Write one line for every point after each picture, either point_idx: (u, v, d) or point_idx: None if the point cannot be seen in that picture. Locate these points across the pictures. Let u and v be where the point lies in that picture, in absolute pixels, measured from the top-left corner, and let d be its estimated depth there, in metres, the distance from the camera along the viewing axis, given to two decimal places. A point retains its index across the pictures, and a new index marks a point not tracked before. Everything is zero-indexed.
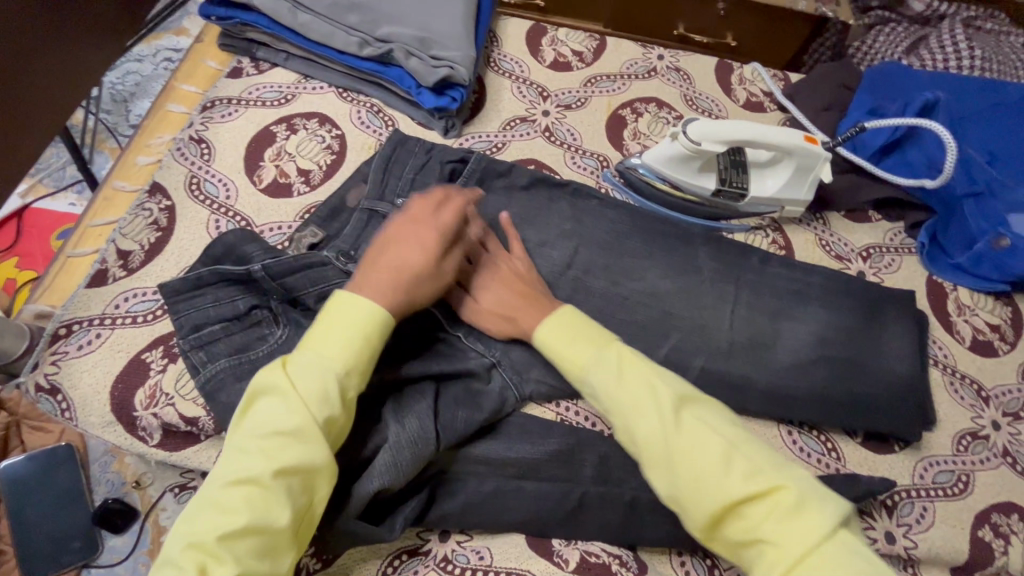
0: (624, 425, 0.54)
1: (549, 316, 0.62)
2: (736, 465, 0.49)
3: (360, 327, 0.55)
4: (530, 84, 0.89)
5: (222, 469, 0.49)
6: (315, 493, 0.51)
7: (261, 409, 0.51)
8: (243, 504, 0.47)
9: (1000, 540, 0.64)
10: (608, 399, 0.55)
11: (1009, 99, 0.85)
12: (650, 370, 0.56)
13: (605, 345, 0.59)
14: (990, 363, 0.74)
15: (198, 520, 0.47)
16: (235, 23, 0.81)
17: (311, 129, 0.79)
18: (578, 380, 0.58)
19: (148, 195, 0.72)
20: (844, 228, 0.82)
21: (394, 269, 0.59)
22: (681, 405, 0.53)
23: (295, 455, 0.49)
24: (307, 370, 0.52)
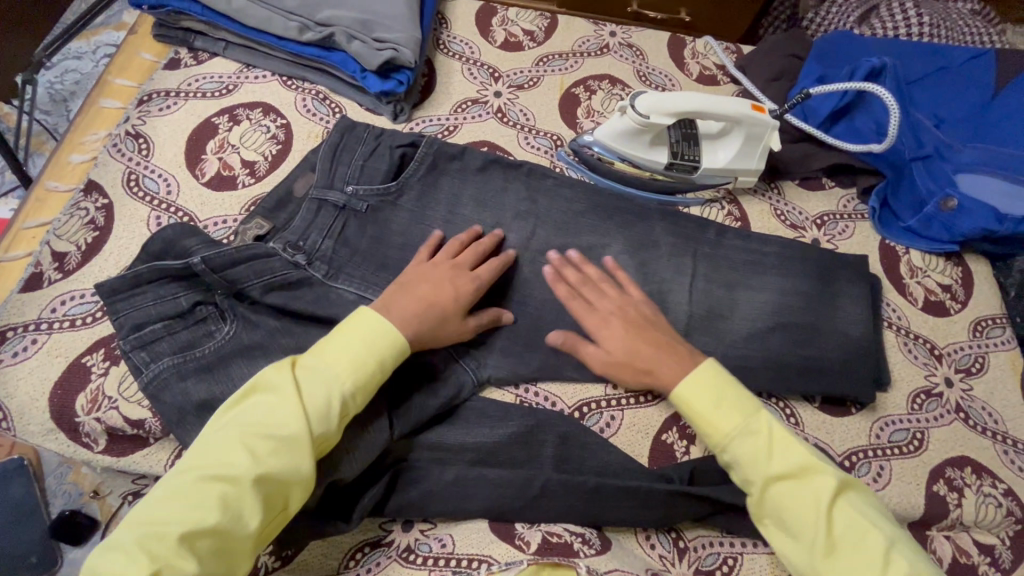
0: (770, 503, 0.54)
1: (693, 370, 0.60)
2: (895, 565, 0.50)
3: (376, 347, 0.56)
4: (481, 65, 0.87)
5: (203, 461, 0.49)
6: (288, 504, 0.51)
7: (258, 408, 0.52)
8: (217, 503, 0.47)
9: (954, 493, 0.65)
10: (757, 474, 0.55)
11: (954, 62, 0.86)
12: (803, 447, 0.55)
13: (754, 412, 0.57)
14: (941, 322, 0.76)
15: (165, 509, 0.47)
16: (168, 12, 0.78)
17: (254, 119, 0.77)
18: (716, 446, 0.58)
19: (83, 193, 0.70)
20: (798, 198, 0.82)
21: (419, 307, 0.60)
22: (840, 491, 0.53)
23: (280, 463, 0.49)
24: (314, 380, 0.53)
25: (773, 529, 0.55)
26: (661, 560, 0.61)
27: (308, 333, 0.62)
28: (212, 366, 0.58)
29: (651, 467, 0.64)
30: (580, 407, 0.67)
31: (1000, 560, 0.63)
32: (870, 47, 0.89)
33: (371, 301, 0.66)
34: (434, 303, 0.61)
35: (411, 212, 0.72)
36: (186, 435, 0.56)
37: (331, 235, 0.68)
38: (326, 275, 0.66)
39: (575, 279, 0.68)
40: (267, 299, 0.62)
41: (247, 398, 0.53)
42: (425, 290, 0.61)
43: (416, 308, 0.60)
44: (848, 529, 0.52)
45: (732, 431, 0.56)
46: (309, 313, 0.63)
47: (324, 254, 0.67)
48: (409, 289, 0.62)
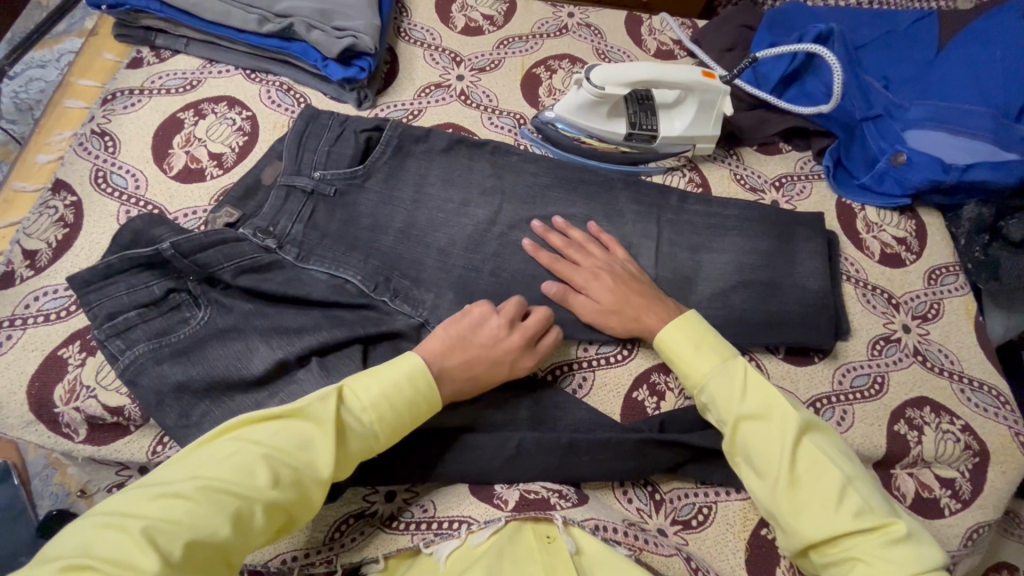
0: (741, 441, 0.56)
1: (677, 318, 0.63)
2: (850, 501, 0.50)
3: (418, 402, 0.55)
4: (442, 50, 0.89)
5: (220, 469, 0.47)
6: (288, 525, 0.51)
7: (289, 433, 0.50)
8: (232, 518, 0.45)
9: (914, 431, 0.68)
10: (726, 412, 0.56)
11: (901, 27, 0.89)
12: (774, 389, 0.56)
13: (731, 357, 0.59)
14: (897, 273, 0.79)
15: (174, 507, 0.44)
16: (127, 11, 0.79)
17: (220, 113, 0.78)
18: (693, 388, 0.60)
19: (52, 192, 0.70)
20: (755, 161, 0.85)
21: (468, 372, 0.60)
22: (804, 430, 0.54)
23: (297, 494, 0.49)
24: (354, 420, 0.52)
25: (741, 465, 0.56)
26: (639, 513, 0.63)
27: (281, 313, 0.64)
28: (188, 350, 0.59)
29: (623, 423, 0.67)
30: (553, 370, 0.69)
31: (960, 492, 0.66)
32: (819, 16, 0.92)
33: (343, 279, 0.68)
34: (483, 369, 0.61)
35: (379, 193, 0.73)
36: (164, 417, 0.57)
37: (301, 220, 0.69)
38: (297, 257, 0.67)
39: (559, 244, 0.71)
40: (240, 282, 0.64)
41: (280, 418, 0.51)
42: (478, 355, 0.60)
43: (464, 377, 0.60)
44: (812, 465, 0.52)
45: (706, 371, 0.59)
46: (281, 294, 0.64)
47: (295, 238, 0.68)
48: (463, 346, 0.60)
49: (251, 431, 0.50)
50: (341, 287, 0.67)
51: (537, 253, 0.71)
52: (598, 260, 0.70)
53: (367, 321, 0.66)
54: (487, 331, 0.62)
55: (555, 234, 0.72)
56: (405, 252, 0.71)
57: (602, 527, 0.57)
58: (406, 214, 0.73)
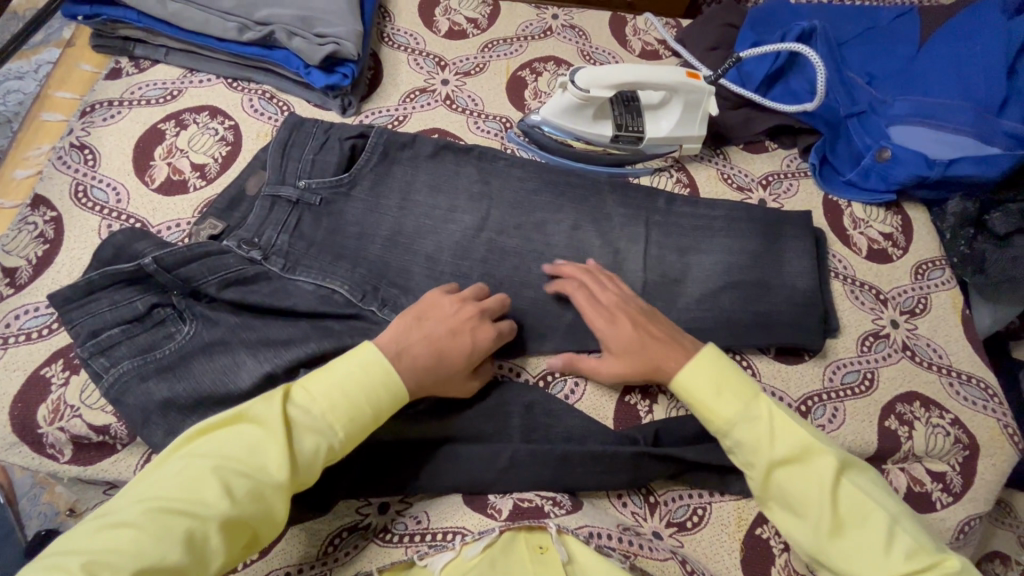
0: (777, 489, 0.55)
1: (694, 358, 0.60)
2: (898, 542, 0.50)
3: (369, 391, 0.54)
4: (426, 54, 0.88)
5: (169, 490, 0.46)
6: (255, 538, 0.50)
7: (238, 442, 0.49)
8: (181, 539, 0.44)
9: (905, 427, 0.68)
10: (758, 458, 0.55)
11: (881, 23, 0.89)
12: (804, 429, 0.55)
13: (754, 398, 0.57)
14: (885, 269, 0.79)
15: (120, 537, 0.43)
16: (104, 21, 0.78)
17: (202, 123, 0.77)
18: (718, 432, 0.58)
19: (31, 208, 0.69)
20: (743, 160, 0.85)
21: (428, 349, 0.58)
22: (841, 472, 0.53)
23: (254, 506, 0.48)
24: (303, 419, 0.51)
25: (778, 510, 0.56)
26: (634, 517, 0.62)
27: (267, 325, 0.63)
28: (173, 366, 0.58)
29: (616, 428, 0.67)
30: (545, 376, 0.69)
31: (951, 486, 0.67)
32: (801, 13, 0.92)
33: (330, 289, 0.67)
34: (446, 347, 0.60)
35: (366, 201, 0.72)
36: (151, 436, 0.56)
37: (286, 230, 0.68)
38: (284, 268, 0.67)
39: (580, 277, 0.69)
40: (226, 296, 0.63)
41: (228, 428, 0.51)
42: (435, 330, 0.60)
43: (425, 353, 0.58)
44: (853, 506, 0.52)
45: (731, 416, 0.56)
46: (269, 306, 0.64)
47: (280, 249, 0.67)
48: (420, 325, 0.60)
49: (201, 445, 0.50)
50: (328, 297, 0.66)
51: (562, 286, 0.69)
52: (615, 299, 0.66)
53: (356, 331, 0.65)
54: (443, 311, 0.62)
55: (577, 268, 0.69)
56: (394, 260, 0.70)
57: (596, 533, 0.56)
58: (393, 222, 0.72)
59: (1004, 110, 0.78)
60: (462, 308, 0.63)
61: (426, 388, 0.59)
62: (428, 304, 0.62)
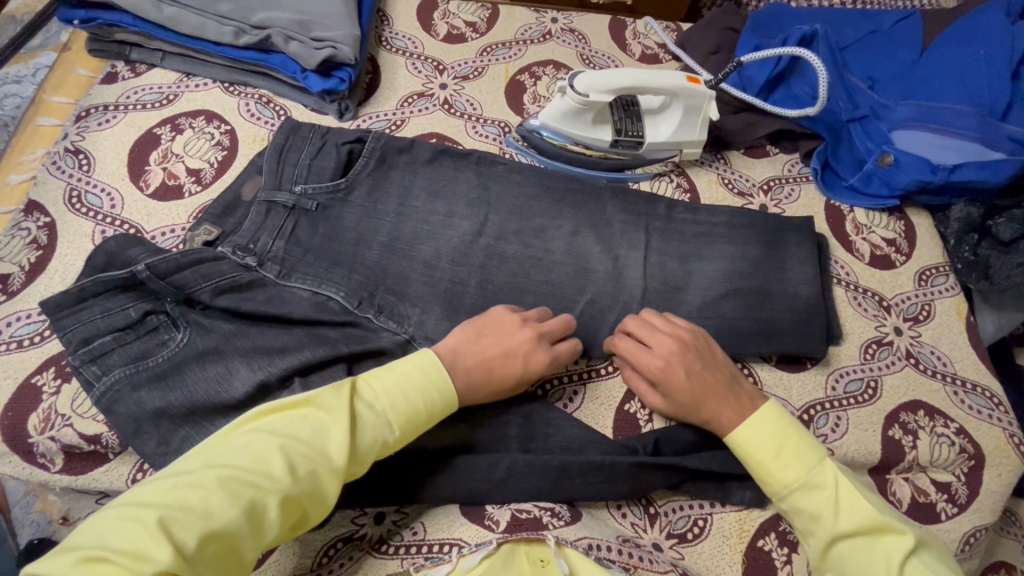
0: (836, 561, 0.52)
1: (751, 414, 0.59)
2: None
3: (428, 394, 0.54)
4: (424, 58, 0.88)
5: (238, 459, 0.46)
6: (304, 521, 0.49)
7: (306, 423, 0.50)
8: (247, 508, 0.44)
9: (909, 436, 0.67)
10: (818, 525, 0.53)
11: (884, 26, 0.89)
12: (872, 502, 0.53)
13: (816, 461, 0.56)
14: (888, 275, 0.78)
15: (190, 496, 0.43)
16: (99, 25, 0.77)
17: (198, 127, 0.76)
18: (777, 496, 0.56)
19: (24, 214, 0.68)
20: (744, 165, 0.84)
21: (484, 368, 0.59)
22: (913, 554, 0.49)
23: (313, 487, 0.48)
24: (367, 411, 0.52)
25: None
26: (633, 528, 0.61)
27: (261, 333, 0.62)
28: (166, 374, 0.57)
29: (615, 437, 0.66)
30: (543, 385, 0.68)
31: (956, 496, 0.66)
32: (805, 16, 0.92)
33: (326, 296, 0.66)
34: (505, 365, 0.60)
35: (362, 207, 0.72)
36: (143, 446, 0.55)
37: (282, 236, 0.68)
38: (279, 274, 0.66)
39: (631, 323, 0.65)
40: (220, 303, 0.62)
41: (295, 409, 0.51)
42: (493, 350, 0.60)
43: (479, 372, 0.59)
44: None
45: (791, 482, 0.55)
46: (262, 313, 0.63)
47: (275, 255, 0.67)
48: (477, 342, 0.60)
49: (269, 422, 0.50)
50: (324, 304, 0.66)
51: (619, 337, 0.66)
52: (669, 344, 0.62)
53: (352, 338, 0.64)
54: (501, 326, 0.62)
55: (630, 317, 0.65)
56: (391, 267, 0.70)
57: (595, 546, 0.55)
58: (390, 228, 0.71)
59: (1006, 116, 0.78)
60: (523, 327, 0.62)
61: (478, 400, 0.60)
62: (486, 319, 0.62)
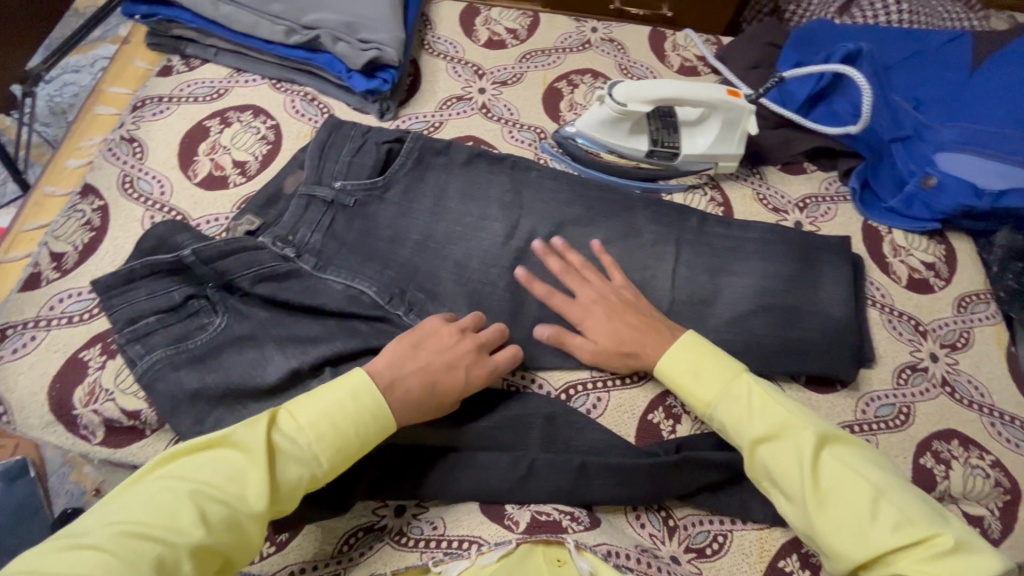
0: (759, 465, 0.55)
1: (675, 343, 0.63)
2: (884, 513, 0.49)
3: (354, 422, 0.53)
4: (465, 63, 0.90)
5: (141, 513, 0.44)
6: (226, 566, 0.48)
7: (221, 465, 0.48)
8: (152, 567, 0.42)
9: (941, 466, 0.66)
10: (740, 433, 0.56)
11: (930, 46, 0.87)
12: (783, 407, 0.56)
13: (734, 376, 0.59)
14: (925, 299, 0.77)
15: (84, 561, 0.41)
16: (159, 21, 0.81)
17: (245, 121, 0.79)
18: (704, 415, 0.60)
19: (80, 196, 0.72)
20: (779, 181, 0.84)
21: (426, 381, 0.58)
22: (823, 444, 0.54)
23: (229, 534, 0.46)
24: (288, 446, 0.51)
25: (769, 489, 0.56)
26: (651, 539, 0.61)
27: (296, 323, 0.64)
28: (204, 357, 0.60)
29: (638, 445, 0.65)
30: (567, 390, 0.68)
31: (989, 531, 0.63)
32: (848, 34, 0.90)
33: (359, 290, 0.68)
34: (446, 376, 0.59)
35: (398, 205, 0.73)
36: (180, 424, 0.57)
37: (320, 230, 0.70)
38: (315, 266, 0.68)
39: (557, 267, 0.71)
40: (259, 290, 0.64)
41: (210, 451, 0.49)
42: (432, 359, 0.59)
43: (418, 383, 0.57)
44: (836, 479, 0.52)
45: (712, 397, 0.59)
46: (297, 302, 0.65)
47: (312, 248, 0.69)
48: (416, 354, 0.59)
49: (184, 467, 0.48)
50: (356, 298, 0.67)
51: (531, 282, 0.69)
52: (595, 293, 0.68)
53: (382, 333, 0.66)
54: (441, 338, 0.61)
55: (554, 257, 0.71)
56: (423, 265, 0.71)
57: (615, 553, 0.56)
58: (424, 227, 0.73)
59: None
60: (459, 341, 0.62)
61: (421, 417, 0.58)
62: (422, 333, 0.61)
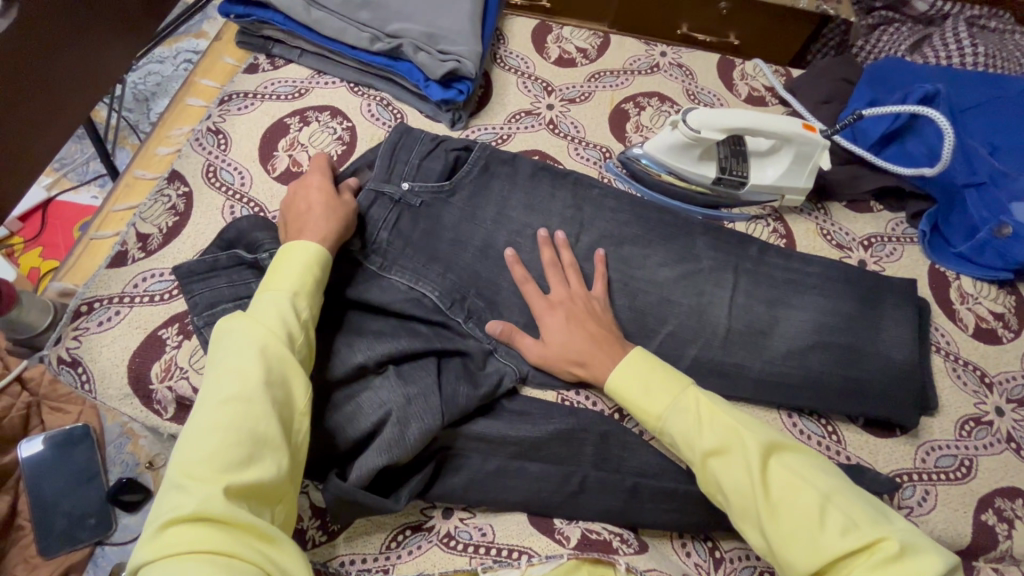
0: (710, 477, 0.55)
1: (625, 357, 0.63)
2: (831, 520, 0.49)
3: (301, 263, 0.58)
4: (535, 79, 0.91)
5: (196, 410, 0.47)
6: (295, 403, 0.50)
7: (225, 347, 0.51)
8: (234, 417, 0.46)
9: (1004, 524, 0.64)
10: (691, 448, 0.56)
11: (1009, 93, 0.85)
12: (729, 419, 0.56)
13: (681, 391, 0.59)
14: (992, 350, 0.75)
15: (184, 454, 0.45)
16: (252, 21, 0.85)
17: (323, 121, 0.82)
18: (656, 430, 0.59)
19: (167, 182, 0.76)
20: (845, 218, 0.83)
21: (305, 215, 0.64)
22: (768, 454, 0.53)
23: (264, 362, 0.49)
24: (261, 303, 0.54)
25: (723, 504, 0.55)
26: (696, 568, 0.61)
27: (362, 321, 0.67)
28: None
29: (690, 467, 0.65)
30: (620, 409, 0.67)
31: None
32: (924, 74, 0.89)
33: (422, 292, 0.69)
34: (313, 201, 0.66)
35: (463, 211, 0.75)
36: None
37: (388, 225, 0.71)
38: (381, 266, 0.70)
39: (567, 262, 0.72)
40: (331, 287, 0.67)
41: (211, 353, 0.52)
42: (303, 205, 0.66)
43: (328, 223, 0.63)
44: (785, 488, 0.51)
45: (661, 411, 0.58)
46: (362, 299, 0.67)
47: (380, 245, 0.70)
48: (291, 221, 0.65)
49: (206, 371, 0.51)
50: (418, 301, 0.69)
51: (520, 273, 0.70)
52: (564, 294, 0.69)
53: (440, 336, 0.67)
54: (304, 189, 0.68)
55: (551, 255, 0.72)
56: (483, 272, 0.72)
57: None
58: (487, 236, 0.74)
59: None
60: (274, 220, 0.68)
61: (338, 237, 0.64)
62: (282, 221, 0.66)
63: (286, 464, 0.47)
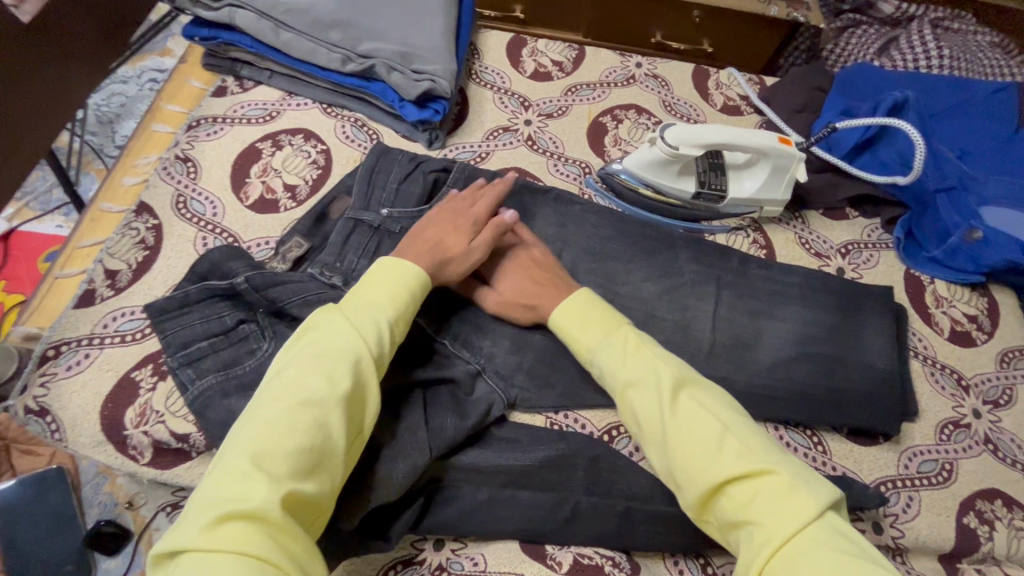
0: (627, 405, 0.56)
1: (566, 298, 0.64)
2: (728, 445, 0.50)
3: (405, 283, 0.58)
4: (511, 94, 0.90)
5: (282, 394, 0.48)
6: (364, 428, 0.51)
7: (317, 342, 0.51)
8: (315, 423, 0.47)
9: (985, 526, 0.65)
10: (614, 377, 0.57)
11: (975, 97, 0.87)
12: (653, 356, 0.57)
13: (616, 327, 0.60)
14: (968, 353, 0.76)
15: (259, 438, 0.45)
16: (218, 43, 0.82)
17: (296, 145, 0.80)
18: (586, 363, 0.61)
19: (135, 214, 0.73)
20: (822, 226, 0.84)
21: (431, 248, 0.64)
22: (680, 388, 0.54)
23: (353, 377, 0.50)
24: (359, 310, 0.54)
25: (636, 432, 0.55)
26: None
27: None
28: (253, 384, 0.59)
29: None
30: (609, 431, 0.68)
31: None
32: (892, 81, 0.91)
33: None
34: (452, 244, 0.65)
35: None
36: None
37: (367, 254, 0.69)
38: None
39: None
40: None
41: (300, 340, 0.52)
42: (442, 237, 0.65)
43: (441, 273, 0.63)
44: (692, 415, 0.52)
45: (593, 344, 0.60)
46: None
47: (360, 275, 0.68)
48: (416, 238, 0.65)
49: (289, 355, 0.51)
50: None
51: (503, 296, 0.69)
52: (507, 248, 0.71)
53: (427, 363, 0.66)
54: (455, 224, 0.67)
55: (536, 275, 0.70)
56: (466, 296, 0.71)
57: None
58: None
59: None
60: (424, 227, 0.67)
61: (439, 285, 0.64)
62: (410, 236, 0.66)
63: (339, 486, 0.48)
